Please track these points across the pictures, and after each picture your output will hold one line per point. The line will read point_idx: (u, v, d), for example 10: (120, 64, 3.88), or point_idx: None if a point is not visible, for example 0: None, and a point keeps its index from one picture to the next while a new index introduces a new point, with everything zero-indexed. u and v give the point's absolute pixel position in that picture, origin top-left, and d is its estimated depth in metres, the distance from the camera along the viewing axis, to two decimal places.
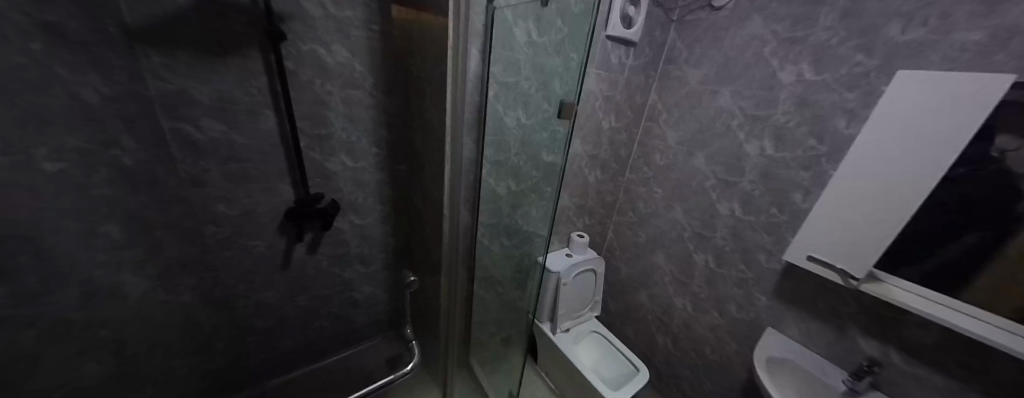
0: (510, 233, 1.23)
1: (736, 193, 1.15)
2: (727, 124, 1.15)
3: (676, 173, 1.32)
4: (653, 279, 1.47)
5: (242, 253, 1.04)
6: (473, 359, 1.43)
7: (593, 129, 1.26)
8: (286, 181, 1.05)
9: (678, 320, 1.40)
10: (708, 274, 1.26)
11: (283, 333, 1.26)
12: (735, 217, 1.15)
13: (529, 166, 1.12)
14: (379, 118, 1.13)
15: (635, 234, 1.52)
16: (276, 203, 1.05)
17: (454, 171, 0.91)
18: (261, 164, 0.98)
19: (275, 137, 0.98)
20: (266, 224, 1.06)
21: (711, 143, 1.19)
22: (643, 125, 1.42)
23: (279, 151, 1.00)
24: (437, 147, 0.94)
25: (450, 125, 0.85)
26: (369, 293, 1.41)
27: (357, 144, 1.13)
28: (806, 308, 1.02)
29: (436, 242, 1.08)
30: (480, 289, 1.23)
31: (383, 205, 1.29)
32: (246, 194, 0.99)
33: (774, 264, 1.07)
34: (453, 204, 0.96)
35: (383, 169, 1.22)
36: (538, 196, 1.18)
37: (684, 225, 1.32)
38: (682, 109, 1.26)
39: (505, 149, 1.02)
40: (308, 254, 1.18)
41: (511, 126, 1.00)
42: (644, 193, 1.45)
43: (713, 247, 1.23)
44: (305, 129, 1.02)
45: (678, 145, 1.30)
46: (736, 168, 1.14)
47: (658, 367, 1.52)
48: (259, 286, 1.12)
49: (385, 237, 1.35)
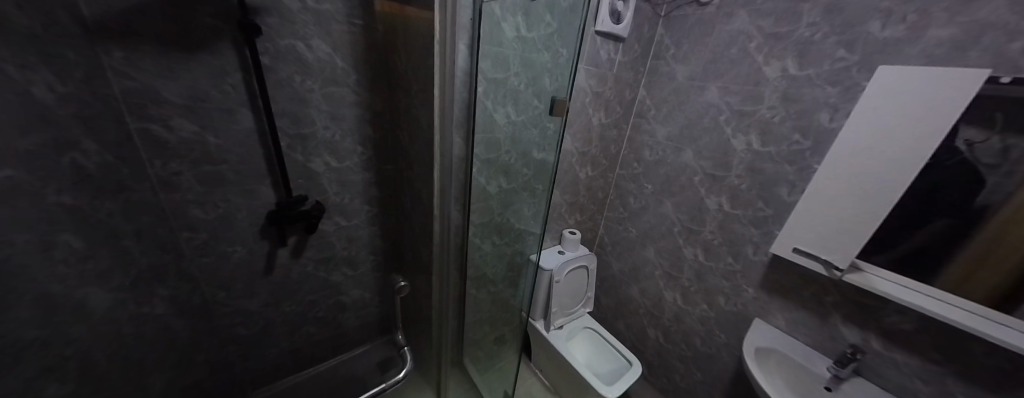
0: (502, 232, 1.22)
1: (724, 187, 1.16)
2: (715, 120, 1.16)
3: (665, 168, 1.33)
4: (644, 274, 1.49)
5: (220, 260, 1.00)
6: (467, 360, 1.41)
7: (583, 126, 1.26)
8: (266, 183, 1.00)
9: (668, 313, 1.42)
10: (697, 268, 1.28)
11: (268, 341, 1.21)
12: (723, 211, 1.17)
13: (521, 164, 1.11)
14: (364, 116, 1.10)
15: (625, 230, 1.53)
16: (256, 206, 1.01)
17: (442, 168, 0.90)
18: (238, 166, 0.94)
19: (253, 137, 0.94)
20: (246, 229, 1.02)
21: (699, 139, 1.21)
22: (633, 121, 1.42)
23: (258, 152, 0.96)
24: (424, 146, 0.92)
25: (438, 121, 0.83)
26: (357, 297, 1.38)
27: (341, 144, 1.09)
28: (790, 298, 1.05)
29: (426, 242, 1.06)
30: (473, 289, 1.21)
31: (371, 206, 1.25)
32: (223, 198, 0.94)
33: (760, 257, 1.09)
34: (442, 203, 0.95)
35: (369, 169, 1.19)
36: (529, 194, 1.18)
37: (673, 220, 1.33)
38: (670, 104, 1.27)
39: (495, 147, 1.00)
40: (293, 258, 1.14)
41: (501, 123, 0.98)
42: (634, 189, 1.46)
43: (702, 241, 1.25)
44: (285, 128, 0.97)
45: (667, 141, 1.30)
46: (724, 163, 1.15)
47: (649, 359, 1.55)
48: (240, 293, 1.08)
49: (373, 239, 1.31)
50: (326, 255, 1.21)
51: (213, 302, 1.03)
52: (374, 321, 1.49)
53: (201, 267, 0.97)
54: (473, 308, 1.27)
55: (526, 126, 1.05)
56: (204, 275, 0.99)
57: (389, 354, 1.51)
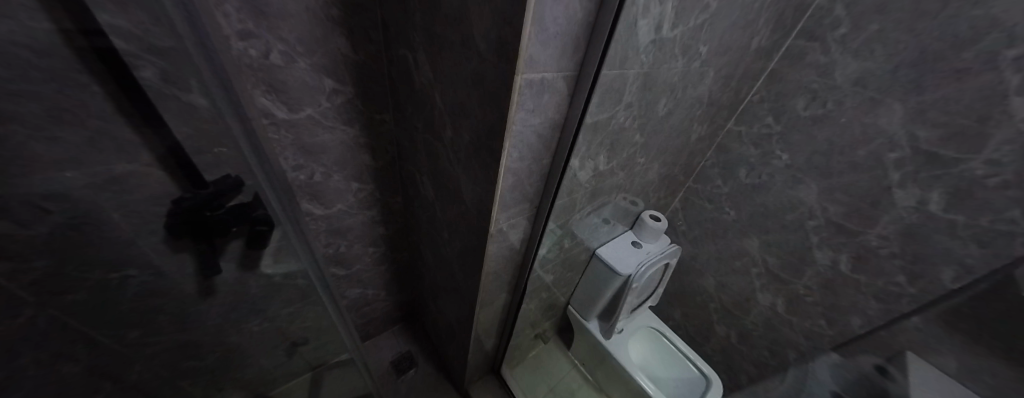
0: (576, 230, 0.80)
1: (942, 179, 0.70)
2: (988, 53, 0.61)
3: (825, 133, 0.86)
4: (734, 267, 1.17)
5: (109, 293, 0.57)
6: (507, 360, 1.19)
7: (737, 53, 0.71)
8: (149, 160, 0.50)
9: (754, 317, 1.15)
10: (828, 277, 0.93)
11: (243, 362, 0.88)
12: (923, 213, 0.74)
13: (636, 126, 0.62)
14: (324, 13, 0.54)
15: (722, 211, 1.15)
16: (136, 203, 0.52)
17: (514, 151, 0.44)
18: (57, 130, 0.41)
19: (71, 58, 0.39)
20: (134, 240, 0.55)
21: (933, 90, 0.68)
22: (790, 43, 0.86)
23: (98, 94, 0.42)
24: (484, 101, 0.42)
25: (524, 44, 0.33)
26: (356, 296, 1.07)
27: (287, 73, 0.56)
28: (920, 338, 0.76)
29: (468, 257, 0.67)
30: (526, 299, 0.88)
31: (363, 183, 0.81)
32: (58, 194, 0.45)
33: (965, 292, 0.70)
34: (498, 207, 0.52)
35: (350, 121, 0.69)
36: (626, 173, 0.75)
37: (816, 210, 0.91)
38: (890, 18, 0.70)
39: (615, 100, 0.49)
40: (244, 268, 0.72)
41: (643, 46, 0.45)
42: (755, 157, 1.01)
43: (857, 247, 0.86)
44: (138, 34, 0.41)
45: (853, 87, 0.79)
46: (970, 136, 0.65)
47: (708, 353, 1.36)
48: (171, 326, 0.68)
49: (370, 226, 0.92)
50: (301, 265, 0.74)
51: (126, 345, 0.64)
52: (384, 310, 1.23)
53: (69, 309, 0.54)
54: (524, 316, 0.98)
55: (672, 52, 0.52)
56: (89, 318, 0.57)
57: (408, 348, 1.28)
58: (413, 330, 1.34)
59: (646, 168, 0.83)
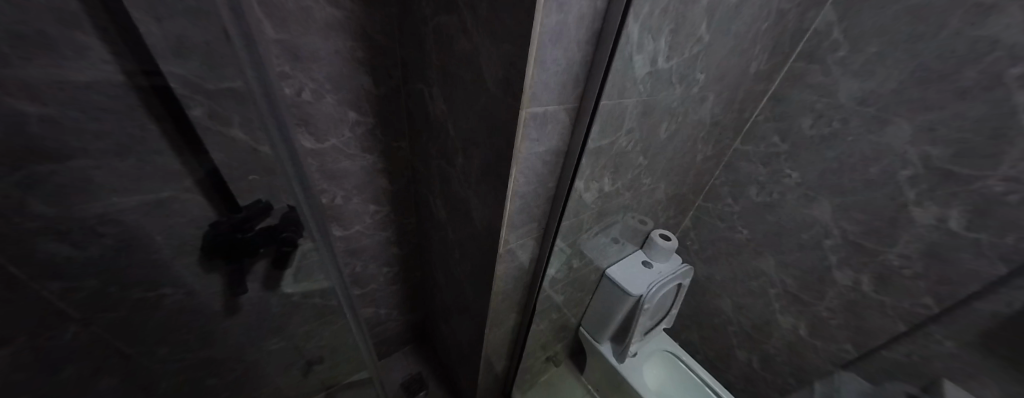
0: (585, 248, 0.80)
1: (959, 195, 0.69)
2: (993, 72, 0.61)
3: (833, 152, 0.85)
4: (751, 288, 1.13)
5: (144, 311, 0.61)
6: (518, 384, 1.16)
7: (736, 76, 0.73)
8: (190, 188, 0.55)
9: (775, 340, 1.10)
10: (851, 299, 0.89)
11: (259, 382, 0.89)
12: (944, 231, 0.72)
13: (639, 149, 0.64)
14: (350, 54, 0.60)
15: (734, 230, 1.13)
16: (177, 225, 0.58)
17: (521, 176, 0.47)
18: (115, 161, 0.47)
19: (133, 99, 0.45)
20: (170, 260, 0.60)
21: (939, 108, 0.68)
22: (791, 65, 0.88)
23: (154, 132, 0.48)
24: (492, 130, 0.46)
25: (527, 83, 0.37)
26: (369, 314, 1.09)
27: (315, 108, 0.62)
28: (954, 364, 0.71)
29: (478, 276, 0.69)
30: (536, 319, 0.88)
31: (379, 206, 0.85)
32: (110, 219, 0.51)
33: (984, 307, 0.68)
34: (508, 228, 0.54)
35: (371, 149, 0.74)
36: (632, 193, 0.76)
37: (831, 228, 0.89)
38: (888, 40, 0.72)
39: (615, 126, 0.52)
40: (266, 287, 0.76)
41: (640, 76, 0.48)
42: (763, 176, 1.01)
43: (878, 267, 0.83)
44: (193, 79, 0.47)
45: (858, 106, 0.80)
46: (983, 152, 0.65)
47: (730, 380, 1.29)
48: (195, 344, 0.71)
49: (386, 246, 0.96)
50: (330, 284, 0.77)
51: (154, 362, 0.67)
52: (396, 330, 1.24)
53: (109, 327, 0.59)
54: (534, 338, 0.97)
55: (670, 80, 0.55)
56: (123, 335, 0.61)
57: (418, 370, 1.27)
58: (424, 352, 1.34)
59: (653, 188, 0.85)
